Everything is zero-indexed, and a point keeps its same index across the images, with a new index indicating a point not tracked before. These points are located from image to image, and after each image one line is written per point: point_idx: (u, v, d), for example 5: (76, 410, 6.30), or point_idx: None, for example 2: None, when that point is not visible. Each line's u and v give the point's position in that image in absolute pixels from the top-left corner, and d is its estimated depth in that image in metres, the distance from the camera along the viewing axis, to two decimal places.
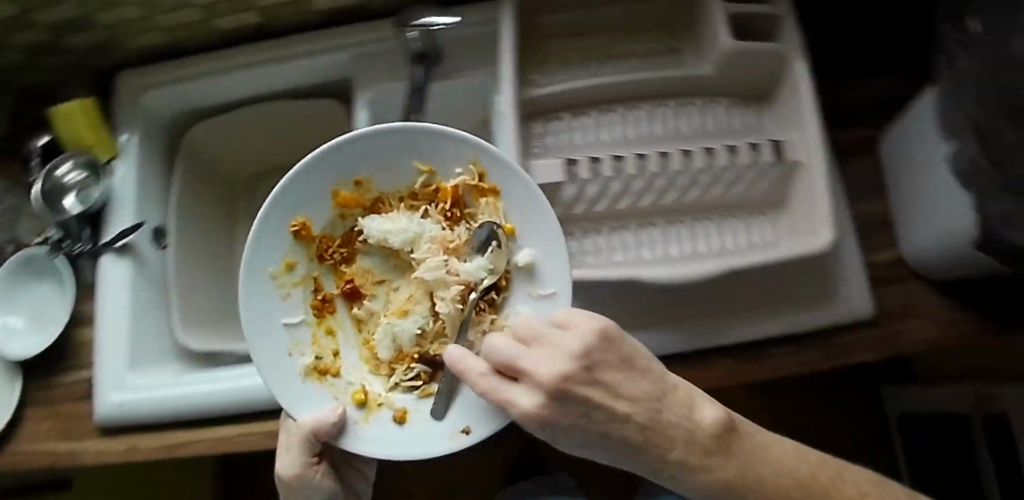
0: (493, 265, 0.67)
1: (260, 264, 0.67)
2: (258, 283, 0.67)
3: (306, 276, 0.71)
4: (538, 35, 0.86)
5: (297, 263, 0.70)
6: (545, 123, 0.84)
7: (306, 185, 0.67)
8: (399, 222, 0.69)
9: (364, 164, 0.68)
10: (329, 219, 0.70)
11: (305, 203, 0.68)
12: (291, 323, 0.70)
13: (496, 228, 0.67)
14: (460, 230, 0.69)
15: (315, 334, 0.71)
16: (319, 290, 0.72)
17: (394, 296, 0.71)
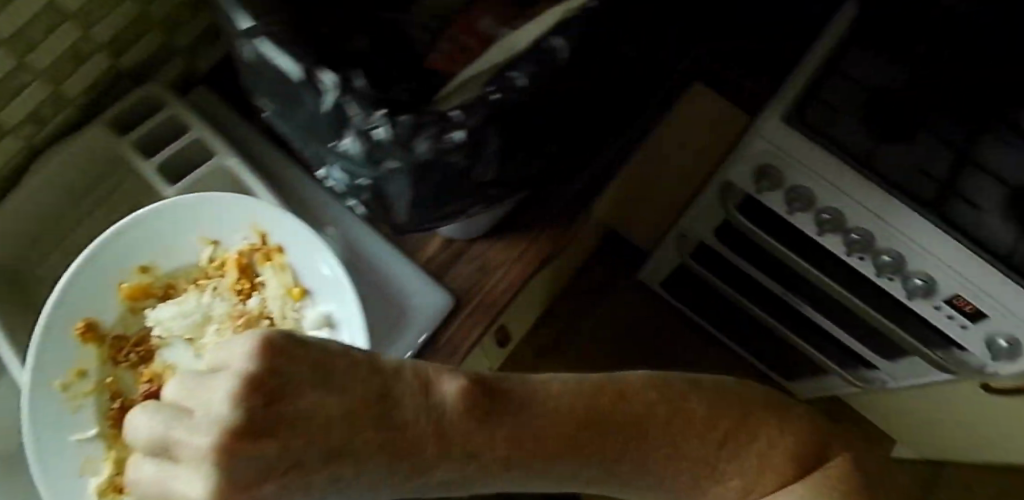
0: (282, 299, 0.64)
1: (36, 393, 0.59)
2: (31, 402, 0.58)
3: (92, 389, 0.63)
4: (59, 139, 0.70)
5: (90, 368, 0.62)
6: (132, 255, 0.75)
7: (80, 280, 0.61)
8: (185, 304, 0.65)
9: (143, 248, 0.63)
10: (118, 314, 0.64)
11: (76, 303, 0.61)
12: (78, 440, 0.60)
13: (290, 288, 0.64)
14: (260, 298, 0.65)
15: (105, 451, 0.60)
16: (111, 398, 0.64)
17: None
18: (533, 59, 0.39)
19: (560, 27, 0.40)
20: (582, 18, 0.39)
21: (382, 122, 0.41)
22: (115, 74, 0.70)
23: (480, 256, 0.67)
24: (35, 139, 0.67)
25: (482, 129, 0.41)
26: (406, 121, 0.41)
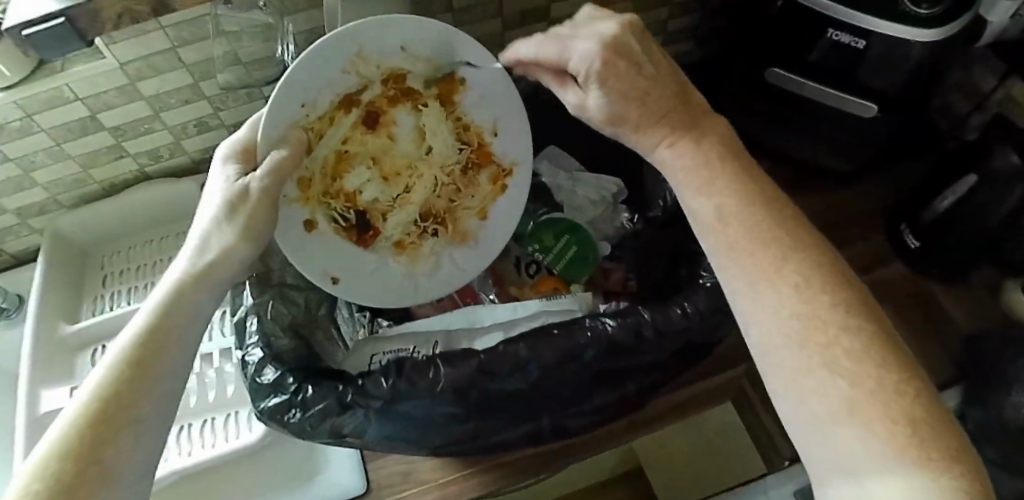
0: (468, 233, 0.58)
1: (308, 81, 0.43)
2: (308, 80, 0.43)
3: (338, 134, 0.48)
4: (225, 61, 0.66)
5: (365, 91, 0.47)
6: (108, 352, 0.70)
7: (445, 39, 0.47)
8: (437, 127, 0.52)
9: (498, 104, 0.53)
10: (425, 71, 0.49)
11: (428, 43, 0.46)
12: (303, 108, 0.44)
13: (473, 213, 0.57)
14: (468, 195, 0.57)
15: (324, 158, 0.47)
16: (346, 151, 0.49)
17: (368, 180, 0.51)
18: (409, 383, 0.39)
19: (449, 357, 0.40)
20: (484, 370, 0.40)
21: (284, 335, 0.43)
22: (207, 149, 0.77)
23: (413, 462, 0.65)
24: (103, 181, 0.74)
25: (352, 412, 0.39)
26: (292, 376, 0.40)
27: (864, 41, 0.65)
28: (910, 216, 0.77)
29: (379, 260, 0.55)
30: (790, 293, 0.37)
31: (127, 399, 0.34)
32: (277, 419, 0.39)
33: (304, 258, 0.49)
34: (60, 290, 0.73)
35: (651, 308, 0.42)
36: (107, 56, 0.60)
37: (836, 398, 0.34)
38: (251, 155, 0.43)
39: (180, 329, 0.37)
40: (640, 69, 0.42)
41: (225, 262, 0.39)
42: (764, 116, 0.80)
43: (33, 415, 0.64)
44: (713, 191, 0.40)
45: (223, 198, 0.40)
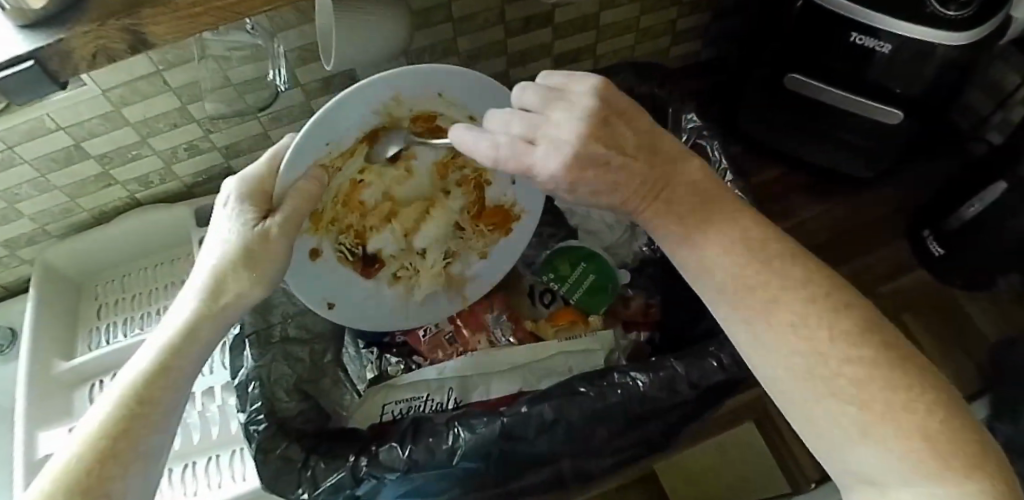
0: (466, 271, 0.54)
1: (339, 124, 0.39)
2: (338, 123, 0.38)
3: (357, 166, 0.43)
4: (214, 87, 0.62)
5: (393, 129, 0.43)
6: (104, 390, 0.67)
7: (480, 87, 0.43)
8: (456, 164, 0.48)
9: None
10: (457, 112, 0.44)
11: (464, 89, 0.42)
12: (328, 143, 0.39)
13: (473, 249, 0.53)
14: (473, 233, 0.53)
15: (336, 188, 0.43)
16: (360, 183, 0.44)
17: (377, 212, 0.47)
18: (426, 451, 0.36)
19: (468, 419, 0.38)
20: (506, 435, 0.37)
21: (288, 399, 0.41)
22: (200, 172, 0.73)
23: None
24: (92, 209, 0.71)
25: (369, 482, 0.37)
26: (298, 451, 0.37)
27: (887, 44, 0.61)
28: (934, 221, 0.74)
29: (377, 291, 0.50)
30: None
31: (132, 435, 0.30)
32: (282, 494, 0.36)
33: (299, 289, 0.44)
34: (54, 322, 0.69)
35: (682, 359, 0.40)
36: (87, 83, 0.56)
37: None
38: (269, 189, 0.37)
39: (190, 364, 0.33)
40: (622, 155, 0.35)
41: (241, 301, 0.34)
42: (783, 122, 0.77)
43: (32, 459, 0.61)
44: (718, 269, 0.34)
45: (240, 241, 0.34)
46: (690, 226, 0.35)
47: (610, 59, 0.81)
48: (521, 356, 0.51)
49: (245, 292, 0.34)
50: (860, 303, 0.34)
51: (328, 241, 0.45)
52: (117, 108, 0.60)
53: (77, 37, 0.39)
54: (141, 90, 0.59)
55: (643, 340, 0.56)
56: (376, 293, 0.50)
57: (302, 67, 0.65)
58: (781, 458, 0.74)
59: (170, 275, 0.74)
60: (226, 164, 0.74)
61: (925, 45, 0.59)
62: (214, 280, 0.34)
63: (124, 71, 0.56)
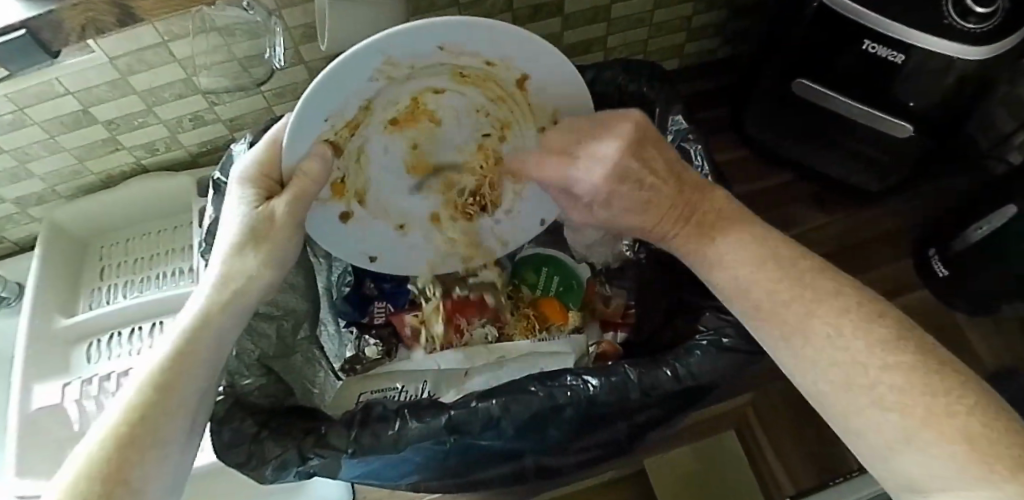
0: (513, 218, 0.53)
1: (330, 91, 0.37)
2: (331, 88, 0.37)
3: (369, 135, 0.44)
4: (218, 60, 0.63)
5: (397, 90, 0.41)
6: (98, 348, 0.69)
7: (491, 32, 0.37)
8: (482, 114, 0.46)
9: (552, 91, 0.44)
10: (471, 63, 0.40)
11: (469, 38, 0.37)
12: (329, 118, 0.39)
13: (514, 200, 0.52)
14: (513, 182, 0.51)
15: (358, 158, 0.45)
16: (381, 149, 0.46)
17: (402, 176, 0.49)
18: (372, 437, 0.37)
19: (419, 410, 0.38)
20: (452, 428, 0.37)
21: (250, 373, 0.41)
22: (204, 143, 0.75)
23: None
24: (99, 173, 0.73)
25: (315, 460, 0.38)
26: (252, 425, 0.38)
27: (902, 55, 0.59)
28: (941, 240, 0.72)
29: (418, 246, 0.53)
30: (825, 344, 0.32)
31: (153, 422, 0.30)
32: (229, 462, 0.37)
33: (336, 247, 0.49)
34: (56, 280, 0.72)
35: (637, 366, 0.39)
36: (95, 50, 0.57)
37: (892, 430, 0.29)
38: (274, 174, 0.39)
39: (208, 351, 0.34)
40: (653, 177, 0.40)
41: (254, 283, 0.36)
42: (792, 128, 0.75)
43: (26, 411, 0.64)
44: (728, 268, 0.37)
45: (244, 223, 0.36)
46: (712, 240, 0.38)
47: (621, 51, 0.78)
48: (483, 356, 0.51)
49: (252, 272, 0.36)
50: (835, 291, 0.34)
51: (359, 202, 0.48)
52: (124, 78, 0.61)
53: (69, 9, 0.41)
54: (146, 61, 0.60)
55: (620, 340, 0.56)
56: (414, 246, 0.53)
57: (305, 44, 0.65)
58: (762, 476, 0.73)
59: (170, 238, 0.77)
60: (230, 136, 0.75)
61: (943, 59, 0.57)
62: (231, 278, 0.35)
63: (131, 42, 0.57)
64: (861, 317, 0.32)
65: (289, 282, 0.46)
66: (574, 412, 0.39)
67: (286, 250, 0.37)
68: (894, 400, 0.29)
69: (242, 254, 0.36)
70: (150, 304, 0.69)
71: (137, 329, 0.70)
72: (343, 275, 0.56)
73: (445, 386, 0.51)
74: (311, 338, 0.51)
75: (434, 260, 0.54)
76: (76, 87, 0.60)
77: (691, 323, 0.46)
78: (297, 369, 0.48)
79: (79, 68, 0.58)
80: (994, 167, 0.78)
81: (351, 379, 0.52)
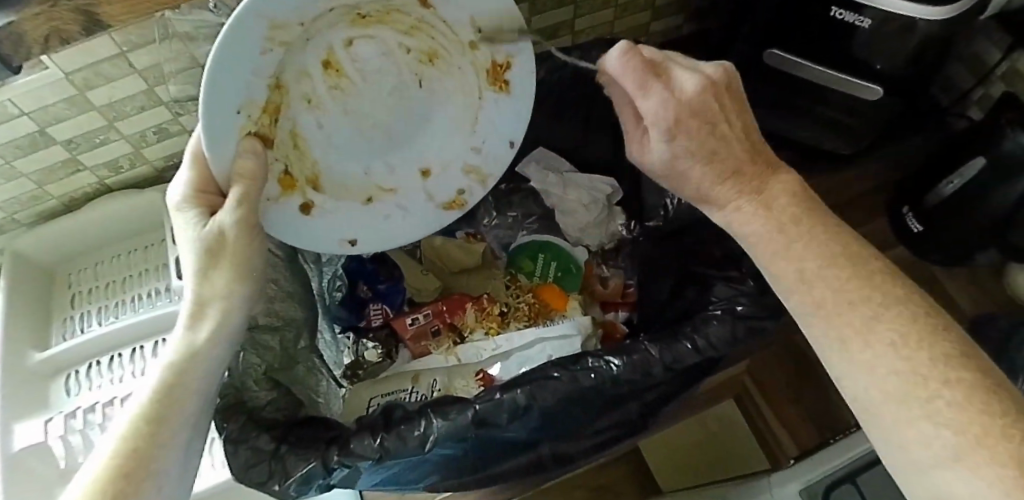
0: (479, 153, 0.50)
1: (230, 82, 0.34)
2: (228, 75, 0.34)
3: (289, 120, 0.41)
4: (184, 69, 0.60)
5: (297, 58, 0.39)
6: (78, 378, 0.66)
7: None
8: (396, 51, 0.43)
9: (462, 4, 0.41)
10: None
11: None
12: (242, 109, 0.36)
13: (475, 128, 0.49)
14: (468, 108, 0.48)
15: (293, 145, 0.43)
16: (312, 128, 0.43)
17: (347, 148, 0.46)
18: (398, 439, 0.36)
19: (442, 408, 0.38)
20: (479, 422, 0.37)
21: (260, 387, 0.40)
22: (172, 155, 0.72)
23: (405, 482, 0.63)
24: (62, 196, 0.70)
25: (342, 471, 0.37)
26: (268, 442, 0.37)
27: (868, 19, 0.60)
28: (914, 197, 0.75)
29: (391, 215, 0.50)
30: (886, 350, 0.32)
31: (144, 453, 0.30)
32: (250, 482, 0.36)
33: (306, 243, 0.45)
34: (27, 313, 0.68)
35: (656, 343, 0.39)
36: (49, 66, 0.53)
37: (939, 446, 0.30)
38: (213, 189, 0.37)
39: (195, 379, 0.33)
40: (725, 123, 0.39)
41: (231, 306, 0.35)
42: (762, 98, 0.76)
43: (8, 453, 0.60)
44: (794, 256, 0.36)
45: (196, 243, 0.35)
46: (770, 212, 0.38)
47: (588, 35, 0.78)
48: (487, 351, 0.50)
49: (223, 293, 0.35)
50: (904, 297, 0.34)
51: (315, 189, 0.45)
52: (82, 94, 0.58)
53: (28, 20, 0.39)
54: (107, 74, 0.57)
55: (622, 320, 0.57)
56: (390, 215, 0.50)
57: None
58: (770, 452, 0.76)
59: (145, 258, 0.74)
60: None
61: (906, 20, 0.58)
62: (201, 309, 0.34)
63: (90, 55, 0.55)
64: (927, 328, 0.33)
65: (285, 290, 0.45)
66: (594, 394, 0.39)
67: (253, 261, 0.36)
68: (947, 417, 0.30)
69: (207, 283, 0.34)
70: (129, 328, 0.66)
71: (118, 355, 0.67)
72: (333, 279, 0.54)
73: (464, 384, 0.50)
74: (312, 347, 0.49)
75: (412, 220, 0.51)
76: (32, 107, 0.57)
77: (702, 296, 0.46)
78: (302, 380, 0.46)
79: (34, 86, 0.55)
80: (957, 122, 0.81)
81: (359, 385, 0.51)
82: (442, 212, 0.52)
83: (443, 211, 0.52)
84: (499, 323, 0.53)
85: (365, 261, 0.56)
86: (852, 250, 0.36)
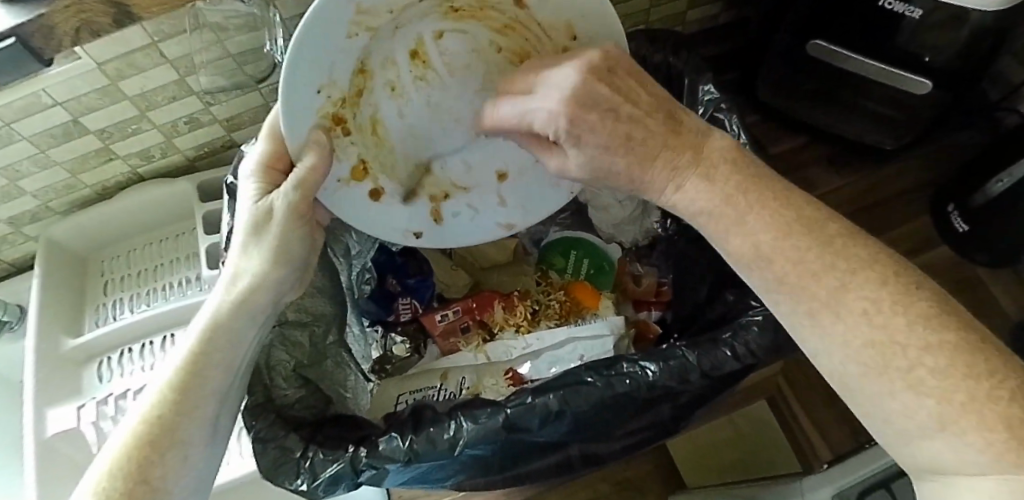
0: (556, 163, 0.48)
1: (317, 64, 0.34)
2: (314, 57, 0.34)
3: (373, 108, 0.42)
4: (214, 59, 0.60)
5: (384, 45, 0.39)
6: (110, 364, 0.67)
7: None
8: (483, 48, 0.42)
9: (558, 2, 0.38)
10: None
11: None
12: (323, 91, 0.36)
13: None
14: None
15: (372, 130, 0.43)
16: (395, 117, 0.43)
17: (423, 140, 0.46)
18: (426, 443, 0.35)
19: (471, 410, 0.37)
20: (509, 427, 0.36)
21: (287, 383, 0.40)
22: (202, 145, 0.72)
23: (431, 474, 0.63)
24: (95, 185, 0.70)
25: (370, 473, 0.36)
26: (297, 441, 0.37)
27: (919, 9, 0.57)
28: (961, 196, 0.72)
29: (462, 212, 0.49)
30: (859, 322, 0.26)
31: (171, 421, 0.30)
32: (279, 482, 0.36)
33: (373, 227, 0.45)
34: (60, 297, 0.69)
35: (695, 349, 0.38)
36: (81, 56, 0.54)
37: (925, 418, 0.24)
38: (283, 166, 0.38)
39: (227, 355, 0.33)
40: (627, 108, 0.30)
41: (268, 285, 0.34)
42: (804, 90, 0.73)
43: (41, 437, 0.61)
44: (747, 231, 0.28)
45: (249, 217, 0.35)
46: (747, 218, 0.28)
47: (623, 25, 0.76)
48: (517, 350, 0.49)
49: (261, 270, 0.34)
50: (867, 261, 0.27)
51: (386, 176, 0.45)
52: (112, 83, 0.58)
53: (60, 13, 0.40)
54: (139, 64, 0.57)
55: (655, 319, 0.55)
56: (461, 210, 0.49)
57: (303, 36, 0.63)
58: (803, 456, 0.74)
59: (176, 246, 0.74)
60: (227, 137, 0.72)
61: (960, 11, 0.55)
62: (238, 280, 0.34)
63: (122, 46, 0.54)
64: None
65: (316, 284, 0.44)
66: (628, 400, 0.38)
67: (294, 242, 0.36)
68: None
69: (252, 256, 0.35)
70: (158, 316, 0.67)
71: (149, 343, 0.67)
72: (362, 272, 0.53)
73: (495, 385, 0.49)
74: (340, 341, 0.48)
75: (485, 218, 0.50)
76: (65, 97, 0.57)
77: (741, 300, 0.44)
78: (330, 374, 0.46)
79: (67, 76, 0.55)
80: (1006, 118, 0.78)
81: (387, 381, 0.51)
82: (514, 218, 0.50)
83: (514, 215, 0.50)
84: (529, 321, 0.52)
85: (395, 255, 0.55)
86: (806, 212, 0.28)
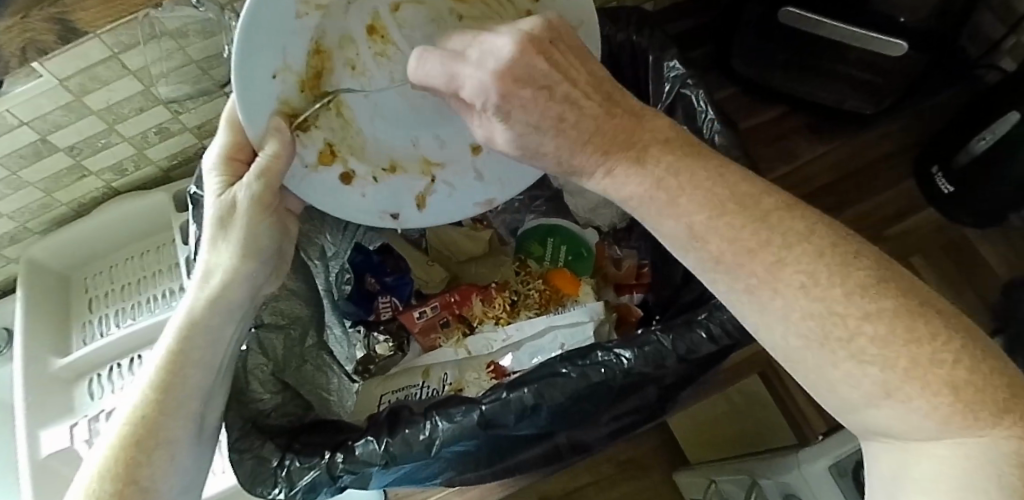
0: None
1: (266, 47, 0.34)
2: (262, 40, 0.33)
3: (336, 89, 0.41)
4: (177, 68, 0.59)
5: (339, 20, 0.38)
6: (100, 380, 0.67)
7: None
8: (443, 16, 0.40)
9: None
10: None
11: None
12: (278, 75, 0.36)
13: None
14: None
15: (338, 112, 0.42)
16: (361, 96, 0.43)
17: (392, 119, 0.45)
18: (403, 444, 0.35)
19: (446, 409, 0.37)
20: (486, 423, 0.36)
21: (264, 389, 0.39)
22: (174, 155, 0.71)
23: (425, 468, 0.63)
24: (70, 202, 0.70)
25: (350, 478, 0.36)
26: (273, 450, 0.37)
27: None
28: (944, 157, 0.71)
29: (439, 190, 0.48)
30: (795, 294, 0.25)
31: (154, 422, 0.30)
32: (260, 491, 0.36)
33: (345, 212, 0.45)
34: (45, 317, 0.69)
35: (669, 332, 0.38)
36: (41, 74, 0.52)
37: (871, 386, 0.24)
38: (244, 156, 0.37)
39: (205, 355, 0.32)
40: (565, 85, 0.28)
41: (239, 279, 0.34)
42: (780, 58, 0.72)
43: (36, 458, 0.62)
44: (679, 212, 0.26)
45: (213, 212, 0.35)
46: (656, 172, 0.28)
47: None
48: (498, 342, 0.49)
49: (231, 265, 0.34)
50: (814, 234, 0.26)
51: (358, 159, 0.45)
52: (76, 99, 0.57)
53: None
54: (101, 79, 0.56)
55: (637, 302, 0.54)
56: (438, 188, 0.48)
57: None
58: (797, 425, 0.73)
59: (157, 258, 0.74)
60: (199, 144, 0.72)
61: None
62: (212, 277, 0.34)
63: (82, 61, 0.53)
64: None
65: (289, 289, 0.44)
66: (605, 387, 0.38)
67: (263, 231, 0.35)
68: None
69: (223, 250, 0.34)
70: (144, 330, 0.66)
71: (138, 357, 0.67)
72: (340, 272, 0.53)
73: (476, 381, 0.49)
74: (320, 344, 0.48)
75: (462, 195, 0.48)
76: (30, 117, 0.56)
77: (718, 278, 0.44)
78: (310, 379, 0.46)
79: (28, 97, 0.54)
80: (987, 74, 0.77)
81: (370, 381, 0.50)
82: (492, 191, 0.49)
83: (494, 189, 0.49)
84: (509, 312, 0.52)
85: (371, 253, 0.54)
86: (785, 197, 0.27)
